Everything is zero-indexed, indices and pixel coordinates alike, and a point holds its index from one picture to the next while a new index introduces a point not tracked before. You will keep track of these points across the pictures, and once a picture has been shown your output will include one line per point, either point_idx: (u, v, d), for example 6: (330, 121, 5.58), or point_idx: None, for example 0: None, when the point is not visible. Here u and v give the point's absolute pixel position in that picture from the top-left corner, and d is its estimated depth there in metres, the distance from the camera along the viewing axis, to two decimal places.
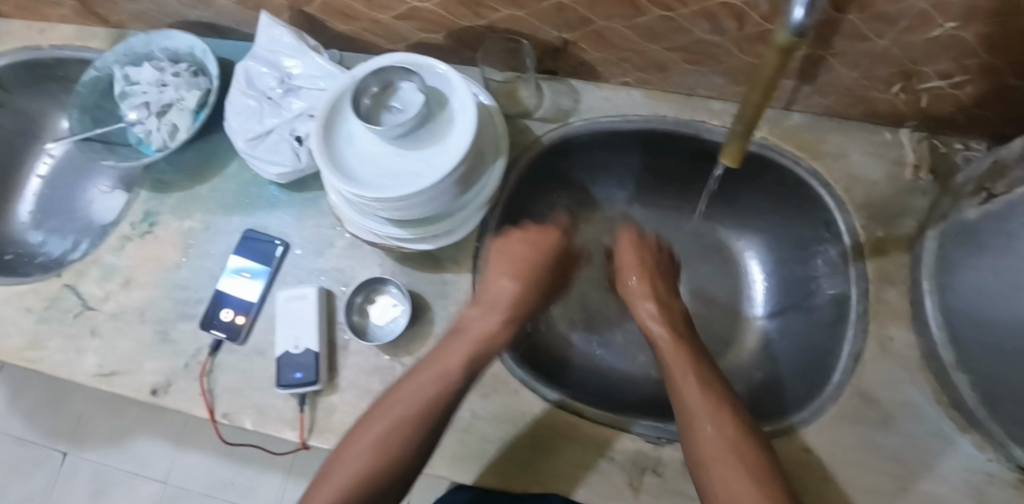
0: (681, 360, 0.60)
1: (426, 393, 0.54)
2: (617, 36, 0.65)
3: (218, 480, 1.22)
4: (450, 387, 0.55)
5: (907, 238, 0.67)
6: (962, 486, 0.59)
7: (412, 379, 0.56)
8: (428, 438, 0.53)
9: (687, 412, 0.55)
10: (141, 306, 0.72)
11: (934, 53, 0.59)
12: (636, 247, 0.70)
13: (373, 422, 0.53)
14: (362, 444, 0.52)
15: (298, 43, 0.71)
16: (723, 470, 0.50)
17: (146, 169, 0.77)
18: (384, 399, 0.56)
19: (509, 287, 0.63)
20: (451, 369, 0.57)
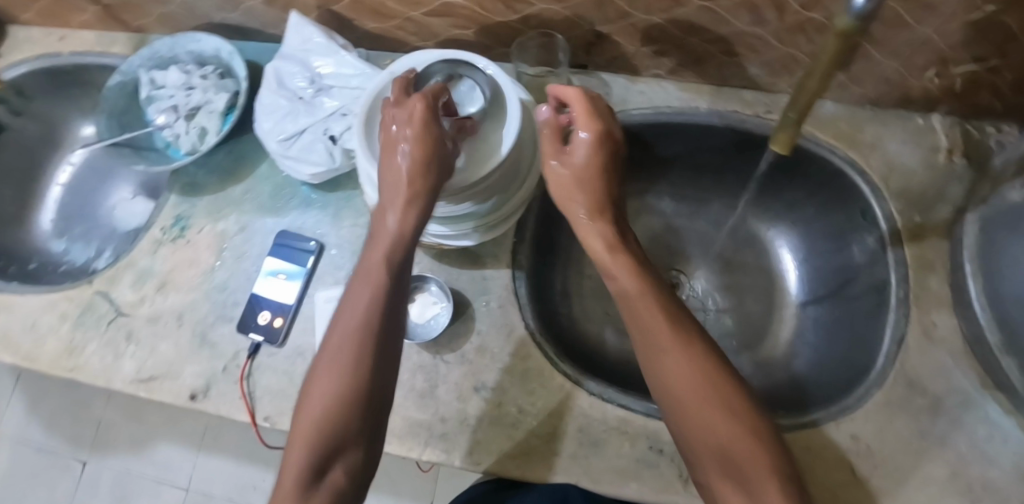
0: (638, 286, 0.52)
1: (352, 331, 0.49)
2: (653, 28, 0.65)
3: (241, 483, 1.21)
4: (374, 317, 0.50)
5: (945, 224, 0.67)
6: (1012, 469, 0.59)
7: (339, 317, 0.51)
8: (382, 384, 0.50)
9: (652, 354, 0.49)
10: (180, 308, 0.70)
11: (974, 38, 0.59)
12: (587, 147, 0.55)
13: (319, 379, 0.48)
14: (312, 409, 0.47)
15: (328, 43, 0.70)
16: (697, 414, 0.46)
17: (176, 172, 0.76)
18: (321, 351, 0.50)
19: (421, 175, 0.52)
20: (363, 305, 0.50)
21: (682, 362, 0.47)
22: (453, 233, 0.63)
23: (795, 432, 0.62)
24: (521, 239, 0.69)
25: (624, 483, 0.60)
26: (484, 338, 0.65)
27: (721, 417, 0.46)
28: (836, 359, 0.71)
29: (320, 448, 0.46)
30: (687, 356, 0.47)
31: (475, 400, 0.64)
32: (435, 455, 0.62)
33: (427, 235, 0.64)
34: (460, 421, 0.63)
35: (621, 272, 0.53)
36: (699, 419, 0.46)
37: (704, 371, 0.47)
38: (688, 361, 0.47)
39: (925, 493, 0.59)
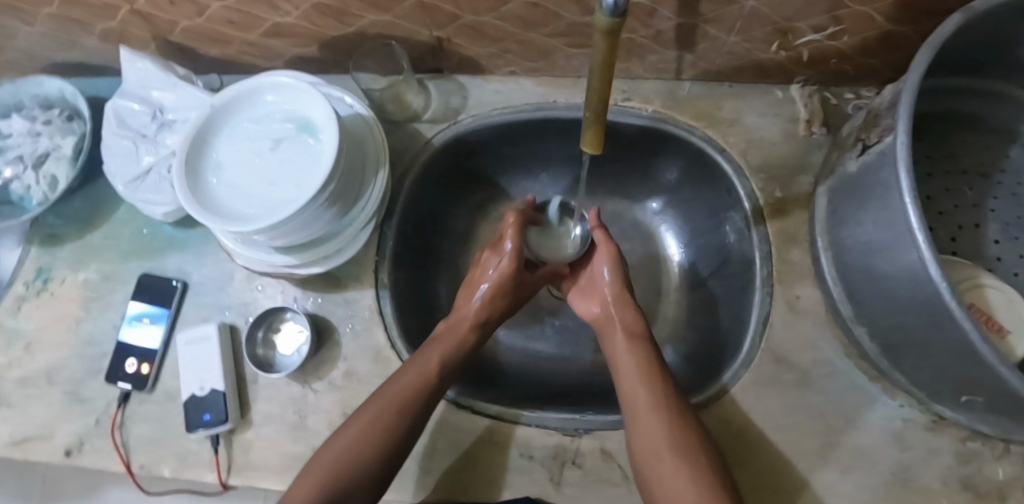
0: (638, 362, 0.60)
1: (390, 402, 0.55)
2: (487, 28, 0.63)
3: None
4: (414, 399, 0.56)
5: (807, 195, 0.67)
6: (879, 435, 0.60)
7: (400, 385, 0.57)
8: (401, 448, 0.55)
9: (635, 417, 0.56)
10: (47, 367, 0.69)
11: (804, 8, 0.57)
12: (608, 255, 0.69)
13: (348, 428, 0.54)
14: (334, 451, 0.52)
15: (166, 75, 0.68)
16: (669, 471, 0.51)
17: (33, 223, 0.74)
18: (356, 411, 0.56)
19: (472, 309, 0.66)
20: (423, 387, 0.57)
21: (668, 422, 0.54)
22: (299, 262, 0.62)
23: None
24: (383, 256, 0.68)
25: (498, 491, 0.60)
26: (351, 364, 0.65)
27: (687, 477, 0.50)
28: (717, 341, 0.71)
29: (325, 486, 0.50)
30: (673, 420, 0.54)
31: None
32: None
33: (275, 267, 0.63)
34: None
35: (638, 354, 0.61)
36: (666, 472, 0.51)
37: (685, 439, 0.53)
38: (678, 429, 0.54)
39: (795, 469, 0.59)
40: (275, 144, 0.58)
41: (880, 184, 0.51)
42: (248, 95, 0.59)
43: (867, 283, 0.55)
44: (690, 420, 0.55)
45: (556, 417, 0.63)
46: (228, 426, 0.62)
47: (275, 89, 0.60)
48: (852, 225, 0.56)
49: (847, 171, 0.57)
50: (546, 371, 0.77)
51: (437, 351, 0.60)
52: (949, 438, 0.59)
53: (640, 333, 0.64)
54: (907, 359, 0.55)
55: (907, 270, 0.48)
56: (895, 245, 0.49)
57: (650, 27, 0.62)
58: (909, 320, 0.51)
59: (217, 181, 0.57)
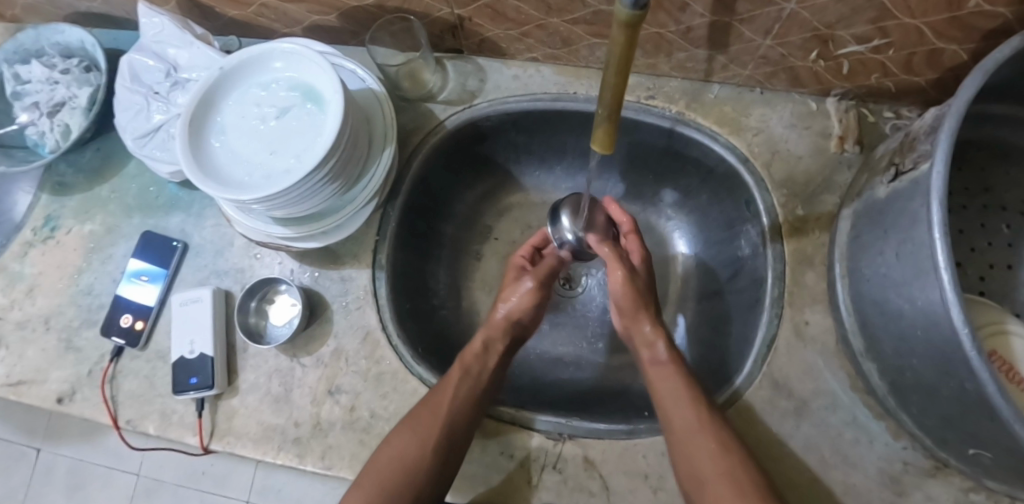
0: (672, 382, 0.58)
1: (408, 440, 0.55)
2: (510, 10, 0.60)
3: (192, 470, 1.16)
4: (431, 430, 0.55)
5: (829, 216, 0.63)
6: (876, 475, 0.57)
7: (413, 427, 0.56)
8: (427, 482, 0.54)
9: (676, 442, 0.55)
10: (47, 313, 0.70)
11: (849, 15, 0.53)
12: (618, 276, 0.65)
13: (368, 471, 0.54)
14: (378, 471, 0.54)
15: (182, 32, 0.67)
16: (718, 489, 0.50)
17: (47, 170, 0.74)
18: (375, 453, 0.56)
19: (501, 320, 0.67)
20: (437, 425, 0.56)
21: (707, 450, 0.52)
22: (296, 235, 0.61)
23: (653, 437, 0.59)
24: (383, 237, 0.67)
25: (474, 487, 0.59)
26: (340, 342, 0.64)
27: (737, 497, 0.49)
28: (718, 357, 0.69)
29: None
30: (711, 449, 0.52)
31: (329, 403, 0.63)
32: (288, 460, 0.61)
33: (273, 238, 0.62)
34: (314, 424, 0.62)
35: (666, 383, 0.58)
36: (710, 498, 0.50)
37: (727, 465, 0.51)
38: (720, 456, 0.52)
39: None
40: (281, 113, 0.57)
41: (909, 214, 0.47)
42: (262, 62, 0.58)
43: (882, 318, 0.52)
44: (735, 445, 0.52)
45: (542, 419, 0.61)
46: (214, 392, 0.62)
47: (284, 57, 0.58)
48: (873, 255, 0.52)
49: (875, 195, 0.53)
50: (537, 371, 0.76)
51: (449, 385, 0.59)
52: (950, 487, 0.56)
53: (664, 359, 0.61)
54: (914, 400, 0.52)
55: (926, 310, 0.45)
56: (917, 283, 0.46)
57: (681, 23, 0.59)
58: (922, 363, 0.48)
59: (218, 146, 0.56)
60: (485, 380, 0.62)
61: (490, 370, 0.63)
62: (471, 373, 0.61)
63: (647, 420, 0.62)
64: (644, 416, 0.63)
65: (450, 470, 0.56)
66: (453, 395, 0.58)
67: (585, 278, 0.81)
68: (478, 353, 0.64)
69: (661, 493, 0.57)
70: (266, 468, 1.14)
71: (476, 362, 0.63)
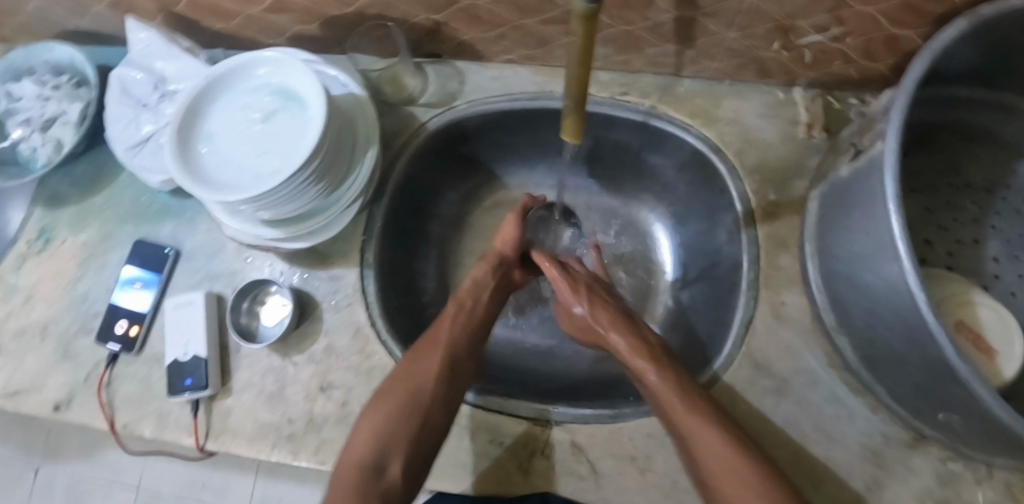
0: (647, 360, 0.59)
1: (408, 366, 0.58)
2: (485, 12, 0.63)
3: (190, 483, 1.16)
4: (432, 357, 0.59)
5: (800, 201, 0.66)
6: (856, 448, 0.58)
7: (415, 358, 0.58)
8: (433, 408, 0.56)
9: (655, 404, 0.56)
10: (42, 323, 0.72)
11: (807, 6, 0.56)
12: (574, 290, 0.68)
13: (375, 402, 0.56)
14: (372, 419, 0.55)
15: (168, 46, 0.69)
16: (700, 444, 0.52)
17: (40, 184, 0.76)
18: (380, 388, 0.57)
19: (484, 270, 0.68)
20: (438, 353, 0.59)
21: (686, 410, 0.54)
22: (283, 236, 0.63)
23: (638, 420, 0.61)
24: (370, 236, 0.69)
25: (464, 477, 0.60)
26: (331, 339, 0.66)
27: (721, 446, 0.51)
28: (701, 343, 0.70)
29: (373, 452, 0.52)
30: (688, 408, 0.54)
31: (322, 399, 0.64)
32: (283, 456, 0.62)
33: (263, 240, 0.64)
34: (307, 421, 0.63)
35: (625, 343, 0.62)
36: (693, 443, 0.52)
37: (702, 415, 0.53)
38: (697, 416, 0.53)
39: None
40: (267, 116, 0.59)
41: (869, 191, 0.49)
42: (248, 69, 0.61)
43: (850, 293, 0.54)
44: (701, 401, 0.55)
45: (530, 407, 0.63)
46: (208, 392, 0.63)
47: (268, 64, 0.61)
48: (840, 232, 0.54)
49: (839, 176, 0.56)
50: (527, 365, 0.77)
51: (445, 319, 0.62)
52: (929, 458, 0.57)
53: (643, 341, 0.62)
54: (886, 370, 0.53)
55: (888, 281, 0.47)
56: (879, 255, 0.48)
57: (649, 19, 0.61)
58: (889, 333, 0.50)
59: (208, 150, 0.58)
60: (479, 314, 0.65)
61: (485, 305, 0.65)
62: (465, 306, 0.64)
63: (633, 404, 0.63)
64: (629, 400, 0.65)
65: (453, 404, 0.58)
66: (449, 328, 0.62)
67: None
68: (472, 288, 0.66)
69: (648, 474, 0.59)
70: (265, 480, 1.14)
71: (471, 296, 0.65)
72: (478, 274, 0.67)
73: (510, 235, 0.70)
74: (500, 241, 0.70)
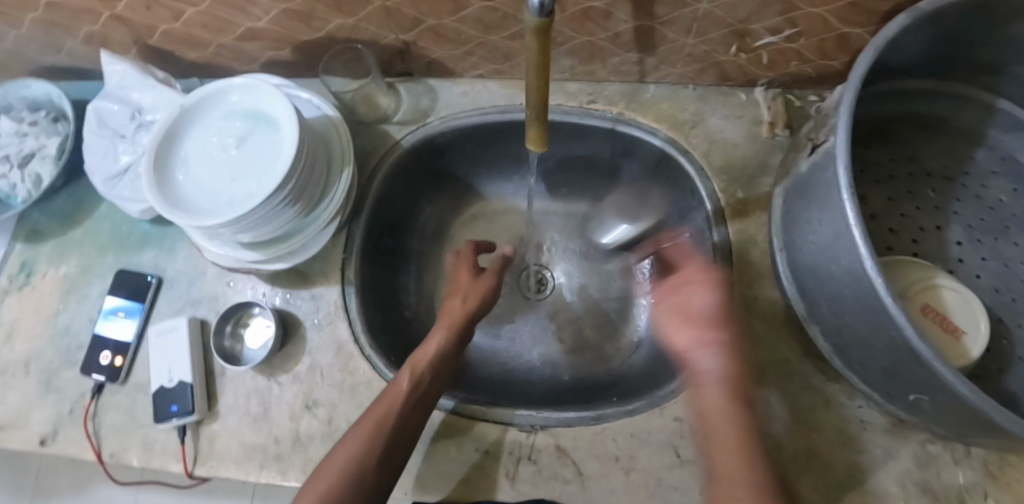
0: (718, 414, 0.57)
1: (350, 447, 0.52)
2: (451, 31, 0.65)
3: None
4: (375, 446, 0.52)
5: (767, 197, 0.67)
6: (834, 436, 0.60)
7: (354, 446, 0.52)
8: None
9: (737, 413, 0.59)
10: (26, 358, 0.72)
11: (756, 10, 0.58)
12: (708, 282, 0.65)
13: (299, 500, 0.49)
14: None
15: (144, 77, 0.70)
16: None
17: (19, 220, 0.76)
18: (313, 475, 0.51)
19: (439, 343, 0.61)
20: (382, 445, 0.52)
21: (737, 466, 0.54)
22: (263, 257, 0.64)
23: (620, 420, 0.62)
24: (349, 254, 0.70)
25: (452, 487, 0.61)
26: (314, 358, 0.66)
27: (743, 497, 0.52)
28: None
29: None
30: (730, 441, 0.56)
31: (307, 418, 0.64)
32: (270, 477, 0.63)
33: (242, 262, 0.65)
34: (294, 440, 0.64)
35: (682, 333, 0.64)
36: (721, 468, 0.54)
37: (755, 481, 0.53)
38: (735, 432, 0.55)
39: None
40: (241, 139, 0.60)
41: (826, 183, 0.51)
42: (222, 94, 0.62)
43: (818, 283, 0.55)
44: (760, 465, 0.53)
45: (513, 413, 0.64)
46: (194, 417, 0.64)
47: (241, 90, 0.62)
48: (803, 224, 0.56)
49: (799, 171, 0.58)
50: (513, 373, 0.77)
51: (394, 397, 0.55)
52: (905, 440, 0.59)
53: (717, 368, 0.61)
54: (856, 357, 0.55)
55: (850, 269, 0.49)
56: (839, 245, 0.49)
57: (610, 30, 0.64)
58: (854, 320, 0.51)
59: (184, 175, 0.59)
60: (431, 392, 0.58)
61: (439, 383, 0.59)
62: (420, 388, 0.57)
63: (615, 405, 0.64)
64: (614, 401, 0.66)
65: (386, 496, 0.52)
66: (398, 411, 0.55)
67: (549, 281, 0.85)
68: (428, 364, 0.59)
69: (632, 473, 0.60)
70: None
71: (427, 375, 0.58)
72: (435, 348, 0.61)
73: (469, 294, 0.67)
74: (468, 297, 0.67)
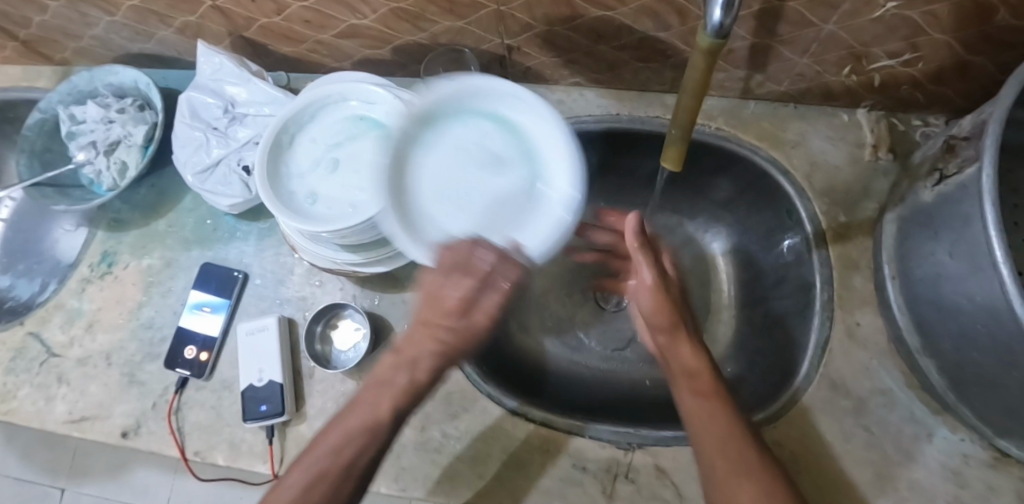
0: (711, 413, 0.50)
1: (327, 450, 0.45)
2: (561, 38, 0.64)
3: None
4: (353, 466, 0.45)
5: (870, 222, 0.67)
6: (940, 470, 0.58)
7: (316, 459, 0.45)
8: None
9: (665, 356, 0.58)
10: (107, 349, 0.71)
11: (883, 34, 0.57)
12: None
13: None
14: None
15: (239, 70, 0.69)
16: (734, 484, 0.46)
17: (101, 208, 0.76)
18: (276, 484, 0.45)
19: (411, 376, 0.49)
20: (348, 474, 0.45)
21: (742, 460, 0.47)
22: (363, 261, 0.63)
23: None
24: None
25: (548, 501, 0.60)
26: None
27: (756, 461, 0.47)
28: (767, 364, 0.71)
29: None
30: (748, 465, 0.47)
31: None
32: None
33: (339, 264, 0.64)
34: None
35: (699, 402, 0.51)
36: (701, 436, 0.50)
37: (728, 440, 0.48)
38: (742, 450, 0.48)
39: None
40: (380, 143, 0.60)
41: (963, 215, 0.50)
42: (349, 93, 0.62)
43: (940, 315, 0.54)
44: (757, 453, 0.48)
45: (610, 430, 0.62)
46: (284, 419, 0.63)
47: (369, 94, 0.61)
48: (926, 254, 0.55)
49: (920, 199, 0.57)
50: (593, 386, 0.76)
51: (355, 414, 0.47)
52: (1011, 476, 0.57)
53: None
54: (976, 393, 0.54)
55: (986, 305, 0.48)
56: (975, 281, 0.48)
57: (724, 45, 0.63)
58: (984, 356, 0.50)
59: (313, 169, 0.60)
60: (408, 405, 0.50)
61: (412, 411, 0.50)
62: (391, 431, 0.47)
63: None
64: None
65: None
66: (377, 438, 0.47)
67: None
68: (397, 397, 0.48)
69: None
70: None
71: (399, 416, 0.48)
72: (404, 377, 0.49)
73: (450, 320, 0.47)
74: (448, 319, 0.47)
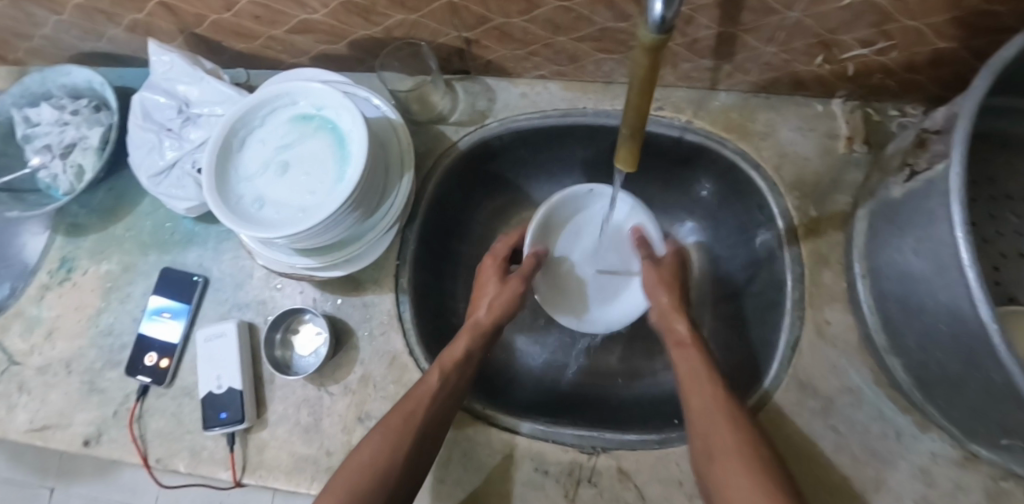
0: (706, 395, 0.55)
1: (418, 401, 0.56)
2: (519, 30, 0.61)
3: None
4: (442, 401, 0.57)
5: (842, 215, 0.65)
6: (909, 471, 0.57)
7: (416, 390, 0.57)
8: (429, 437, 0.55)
9: (663, 325, 0.66)
10: (67, 357, 0.70)
11: (851, 21, 0.54)
12: None
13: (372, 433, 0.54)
14: (375, 446, 0.52)
15: (191, 69, 0.67)
16: (730, 469, 0.49)
17: (59, 213, 0.75)
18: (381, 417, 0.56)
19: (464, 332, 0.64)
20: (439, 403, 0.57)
21: (727, 433, 0.51)
22: (318, 265, 0.62)
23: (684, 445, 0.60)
24: (403, 260, 0.68)
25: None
26: (367, 367, 0.64)
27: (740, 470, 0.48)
28: (738, 362, 0.70)
29: (376, 465, 0.51)
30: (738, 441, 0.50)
31: (360, 431, 0.62)
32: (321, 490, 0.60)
33: (295, 269, 0.63)
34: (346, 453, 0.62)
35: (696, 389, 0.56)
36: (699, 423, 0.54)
37: (742, 440, 0.51)
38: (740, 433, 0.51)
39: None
40: (335, 145, 0.57)
41: (927, 212, 0.48)
42: (292, 94, 0.59)
43: (906, 314, 0.52)
44: (761, 446, 0.50)
45: (572, 434, 0.62)
46: (244, 426, 0.62)
47: (313, 96, 0.59)
48: (893, 250, 0.53)
49: (889, 194, 0.54)
50: (562, 387, 0.76)
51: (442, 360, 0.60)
52: (980, 476, 0.56)
53: None
54: (942, 394, 0.52)
55: (950, 307, 0.46)
56: (938, 281, 0.47)
57: (688, 35, 0.60)
58: (948, 358, 0.48)
59: (262, 170, 0.57)
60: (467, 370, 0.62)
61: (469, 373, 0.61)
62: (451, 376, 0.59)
63: (679, 428, 0.62)
64: (676, 424, 0.64)
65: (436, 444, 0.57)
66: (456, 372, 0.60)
67: None
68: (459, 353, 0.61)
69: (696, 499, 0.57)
70: None
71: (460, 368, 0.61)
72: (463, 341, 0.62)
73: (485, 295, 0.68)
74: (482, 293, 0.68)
